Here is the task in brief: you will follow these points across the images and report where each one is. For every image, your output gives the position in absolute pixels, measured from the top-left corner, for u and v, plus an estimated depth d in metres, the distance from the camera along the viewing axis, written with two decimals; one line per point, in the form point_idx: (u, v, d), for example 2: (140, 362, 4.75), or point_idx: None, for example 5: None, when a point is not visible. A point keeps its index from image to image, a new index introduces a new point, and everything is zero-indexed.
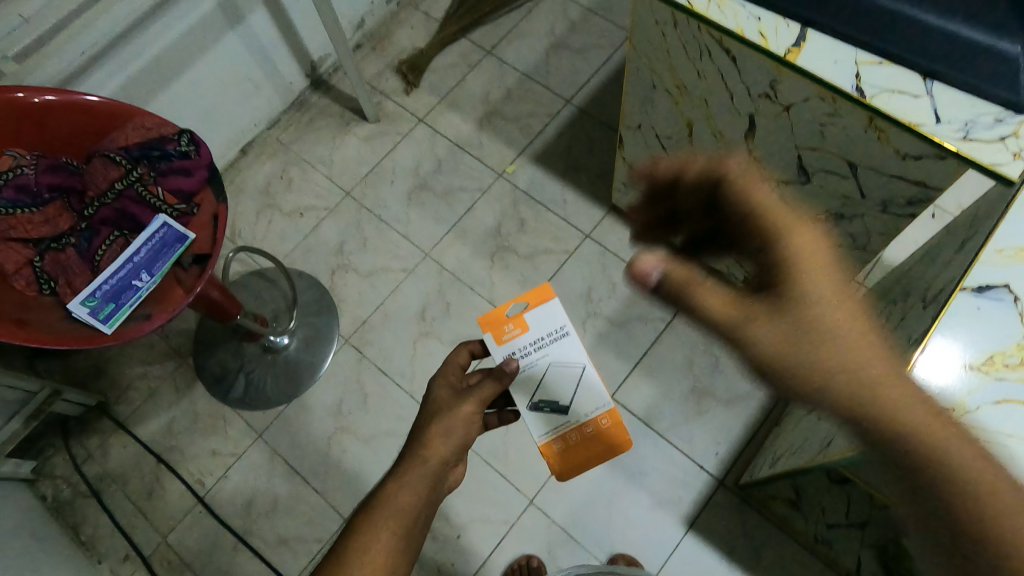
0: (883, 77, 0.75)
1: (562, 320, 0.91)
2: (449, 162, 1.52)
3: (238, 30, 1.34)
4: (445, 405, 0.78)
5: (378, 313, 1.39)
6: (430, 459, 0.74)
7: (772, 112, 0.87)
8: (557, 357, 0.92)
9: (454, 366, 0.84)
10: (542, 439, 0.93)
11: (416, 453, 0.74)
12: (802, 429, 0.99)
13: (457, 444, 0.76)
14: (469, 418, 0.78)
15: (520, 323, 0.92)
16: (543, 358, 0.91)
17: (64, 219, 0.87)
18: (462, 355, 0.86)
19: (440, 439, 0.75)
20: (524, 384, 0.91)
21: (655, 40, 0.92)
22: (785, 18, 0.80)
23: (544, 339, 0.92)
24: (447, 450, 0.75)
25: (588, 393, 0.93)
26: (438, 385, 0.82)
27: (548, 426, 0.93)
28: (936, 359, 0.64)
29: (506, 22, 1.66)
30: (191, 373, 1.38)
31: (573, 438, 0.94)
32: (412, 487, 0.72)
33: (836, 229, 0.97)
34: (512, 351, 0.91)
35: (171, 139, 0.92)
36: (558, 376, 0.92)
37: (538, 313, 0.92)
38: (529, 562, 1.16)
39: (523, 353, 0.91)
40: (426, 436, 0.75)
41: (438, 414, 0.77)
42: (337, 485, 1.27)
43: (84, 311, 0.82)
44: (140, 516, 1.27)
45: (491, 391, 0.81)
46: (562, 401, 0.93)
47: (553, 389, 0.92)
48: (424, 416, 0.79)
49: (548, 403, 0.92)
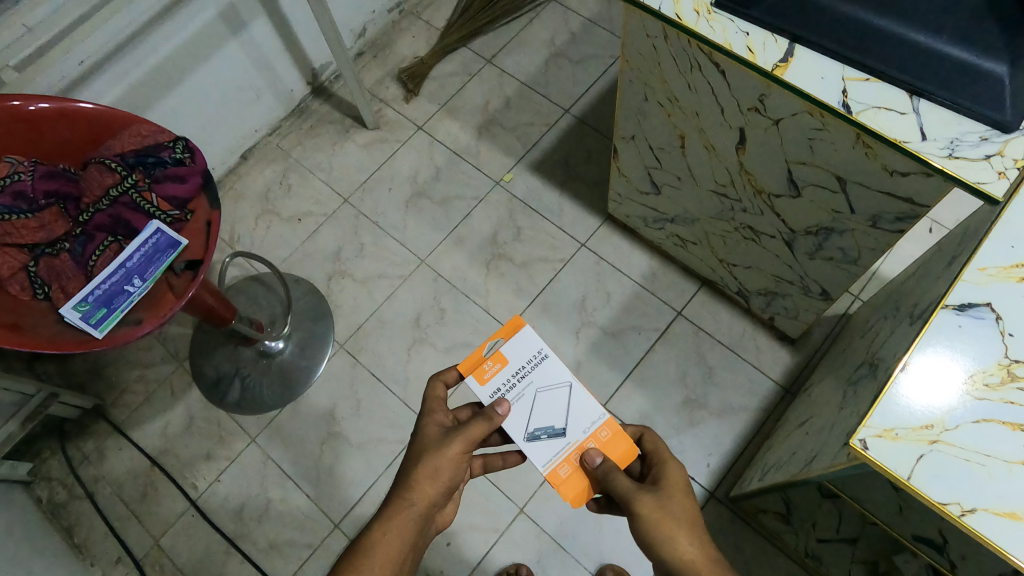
0: (870, 93, 0.75)
1: (538, 342, 0.86)
2: (447, 170, 1.53)
3: (240, 38, 1.35)
4: (433, 444, 0.75)
5: (373, 319, 1.40)
6: (417, 502, 0.72)
7: (761, 126, 0.87)
8: (541, 382, 0.85)
9: (437, 401, 0.81)
10: (547, 467, 0.82)
11: (402, 495, 0.72)
12: (791, 443, 0.99)
13: (445, 485, 0.74)
14: (457, 459, 0.75)
15: (498, 358, 0.87)
16: (527, 387, 0.85)
17: (60, 225, 0.87)
18: (439, 389, 0.82)
19: (427, 482, 0.73)
20: (514, 418, 0.84)
21: (647, 53, 0.92)
22: (774, 33, 0.79)
23: (524, 366, 0.86)
24: (434, 493, 0.73)
25: (580, 407, 0.84)
26: (426, 422, 0.79)
27: (548, 455, 0.82)
28: (914, 377, 0.63)
29: (506, 32, 1.68)
30: (187, 377, 1.39)
31: (577, 460, 0.83)
32: (398, 533, 0.70)
33: (826, 243, 0.97)
34: (496, 389, 0.85)
35: (166, 146, 0.94)
36: (547, 401, 0.85)
37: (512, 344, 0.87)
38: (517, 571, 1.16)
39: (506, 388, 0.85)
40: (412, 478, 0.73)
41: (425, 453, 0.75)
42: (329, 489, 1.28)
43: (75, 316, 0.83)
44: (134, 519, 1.28)
45: (481, 430, 0.77)
46: (558, 424, 0.84)
47: (546, 415, 0.84)
48: (412, 455, 0.76)
49: (543, 429, 0.84)
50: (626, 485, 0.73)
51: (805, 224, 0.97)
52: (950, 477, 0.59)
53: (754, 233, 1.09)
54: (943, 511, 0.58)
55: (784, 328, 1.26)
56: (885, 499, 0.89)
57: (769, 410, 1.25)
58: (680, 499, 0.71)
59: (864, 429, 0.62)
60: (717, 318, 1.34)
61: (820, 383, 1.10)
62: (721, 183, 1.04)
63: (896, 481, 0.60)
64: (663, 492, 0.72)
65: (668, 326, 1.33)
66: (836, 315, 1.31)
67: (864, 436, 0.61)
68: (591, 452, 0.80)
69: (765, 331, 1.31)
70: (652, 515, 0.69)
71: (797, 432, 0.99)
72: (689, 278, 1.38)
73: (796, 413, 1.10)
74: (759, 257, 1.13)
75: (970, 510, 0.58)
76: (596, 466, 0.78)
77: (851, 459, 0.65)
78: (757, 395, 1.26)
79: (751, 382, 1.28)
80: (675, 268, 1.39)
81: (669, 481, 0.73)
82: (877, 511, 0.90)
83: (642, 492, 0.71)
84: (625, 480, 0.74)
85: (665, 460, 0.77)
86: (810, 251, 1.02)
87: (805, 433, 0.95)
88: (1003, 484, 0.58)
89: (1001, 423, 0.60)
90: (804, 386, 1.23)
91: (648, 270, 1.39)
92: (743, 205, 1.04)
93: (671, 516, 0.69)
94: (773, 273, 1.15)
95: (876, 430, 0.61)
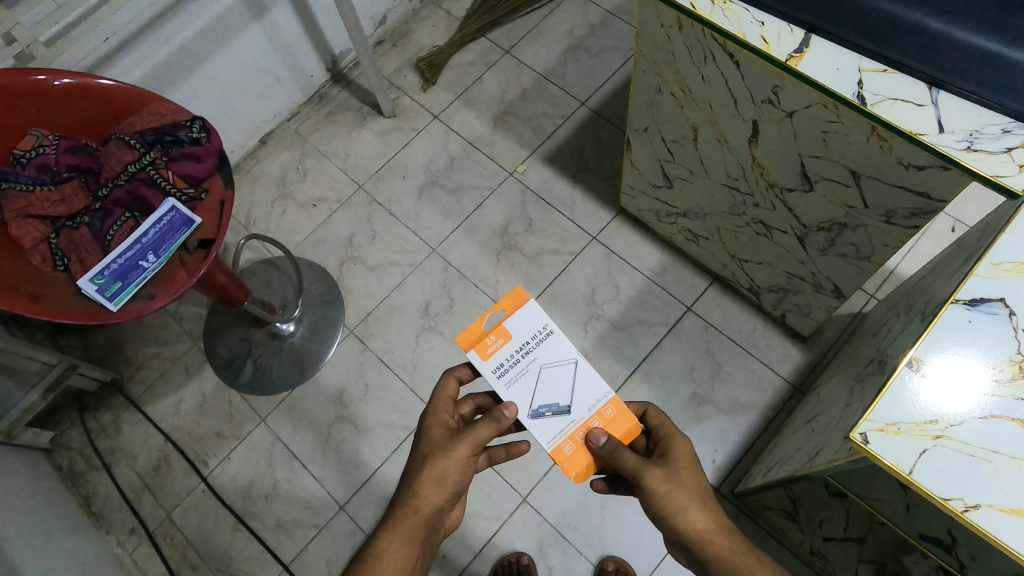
0: (887, 85, 0.74)
1: (543, 317, 0.83)
2: (461, 159, 1.53)
3: (263, 22, 1.37)
4: (438, 448, 0.75)
5: (383, 305, 1.41)
6: (422, 509, 0.72)
7: (775, 118, 0.86)
8: (545, 359, 0.83)
9: (444, 401, 0.82)
10: (552, 444, 0.79)
11: (407, 502, 0.72)
12: (796, 439, 0.99)
13: (451, 489, 0.73)
14: (463, 462, 0.74)
15: (501, 332, 0.84)
16: (532, 363, 0.83)
17: (80, 199, 0.90)
18: (450, 386, 0.84)
19: (432, 486, 0.72)
20: (518, 394, 0.81)
21: (661, 43, 0.92)
22: (789, 23, 0.79)
23: (528, 342, 0.84)
24: (441, 497, 0.73)
25: (585, 384, 0.82)
26: (431, 424, 0.79)
27: (551, 433, 0.80)
28: (919, 371, 0.62)
29: (525, 23, 1.67)
30: (201, 355, 1.41)
31: (581, 437, 0.80)
32: (404, 539, 0.70)
33: (839, 239, 0.96)
34: (500, 363, 0.83)
35: (184, 125, 0.96)
36: (551, 377, 0.82)
37: (516, 319, 0.85)
38: (518, 559, 1.16)
39: (511, 363, 0.82)
40: (417, 483, 0.72)
41: (430, 457, 0.74)
42: (335, 471, 1.29)
43: (92, 288, 0.85)
44: (147, 492, 1.30)
45: (487, 432, 0.76)
46: (563, 401, 0.81)
47: (551, 391, 0.82)
48: (416, 459, 0.76)
49: (547, 407, 0.81)
50: (633, 459, 0.73)
51: (817, 219, 0.96)
52: (954, 473, 0.58)
53: (766, 229, 1.08)
54: (947, 507, 0.57)
55: (796, 326, 1.24)
56: (891, 496, 0.93)
57: (778, 408, 1.24)
58: (689, 474, 0.71)
59: (865, 422, 0.61)
60: (727, 314, 1.33)
61: (829, 381, 1.09)
62: (732, 176, 1.03)
63: (900, 477, 0.59)
64: (672, 466, 0.72)
65: (677, 321, 1.33)
66: (849, 314, 1.30)
67: (864, 430, 0.60)
68: (596, 431, 0.78)
69: (776, 328, 1.30)
70: (661, 488, 0.69)
71: (804, 428, 0.98)
72: (701, 274, 1.37)
73: (804, 410, 1.09)
74: (771, 253, 1.12)
75: (974, 506, 0.57)
76: (602, 445, 0.76)
77: (854, 453, 0.64)
78: (766, 392, 1.25)
79: (760, 379, 1.26)
80: (686, 262, 1.38)
81: (677, 454, 0.73)
82: (882, 507, 0.93)
83: (651, 466, 0.71)
84: (632, 455, 0.73)
85: (671, 434, 0.77)
86: (822, 247, 1.01)
87: (811, 429, 0.94)
88: (1010, 480, 0.57)
89: (1010, 420, 0.59)
90: (814, 385, 1.21)
91: (659, 265, 1.38)
92: (755, 199, 1.03)
93: (680, 488, 0.69)
94: (785, 270, 1.13)
95: (878, 424, 0.60)
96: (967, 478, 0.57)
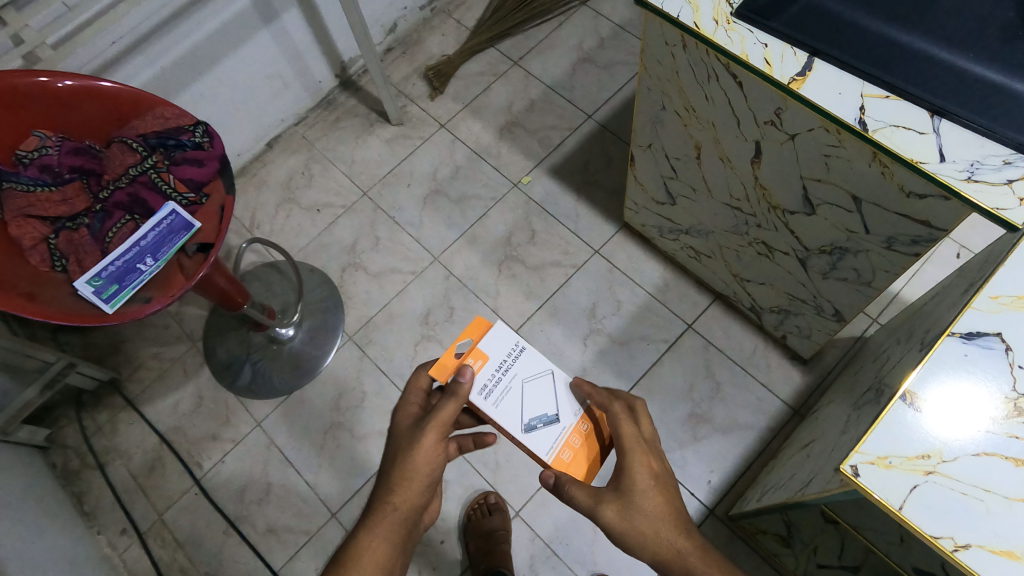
0: (889, 111, 0.73)
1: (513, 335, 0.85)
2: (466, 168, 1.52)
3: (272, 28, 1.38)
4: (407, 439, 0.77)
5: (384, 312, 1.40)
6: (401, 506, 0.75)
7: (777, 140, 0.86)
8: (526, 373, 0.85)
9: (415, 395, 0.84)
10: (551, 456, 0.79)
11: (386, 500, 0.75)
12: (791, 465, 0.97)
13: (427, 477, 0.76)
14: (433, 446, 0.76)
15: (478, 355, 0.85)
16: (513, 379, 0.84)
17: (82, 200, 0.92)
18: (423, 378, 0.85)
19: (408, 481, 0.75)
20: (506, 412, 0.82)
21: (666, 61, 0.91)
22: (793, 45, 0.77)
23: (506, 361, 0.85)
24: (417, 490, 0.76)
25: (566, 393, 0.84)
26: (399, 419, 0.82)
27: (546, 446, 0.80)
28: (912, 406, 0.60)
29: (535, 35, 1.68)
30: (200, 357, 1.42)
31: (575, 442, 0.81)
32: (385, 537, 0.72)
33: (840, 263, 0.95)
34: (484, 384, 0.83)
35: (187, 130, 0.97)
36: (533, 390, 0.84)
37: (488, 340, 0.86)
38: (485, 498, 1.21)
39: (493, 383, 0.83)
40: (393, 482, 0.75)
41: (402, 451, 0.77)
42: (329, 480, 1.29)
43: (88, 290, 0.86)
44: (140, 493, 1.31)
45: (452, 411, 0.78)
46: (551, 410, 0.82)
47: (538, 404, 0.83)
48: (388, 457, 0.78)
49: (539, 418, 0.82)
50: (584, 500, 0.72)
51: (819, 242, 0.95)
52: (943, 510, 0.56)
53: (768, 249, 1.07)
54: (936, 546, 0.56)
55: (797, 347, 1.23)
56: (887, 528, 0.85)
57: (777, 431, 1.22)
58: (649, 498, 0.71)
59: (856, 454, 0.60)
60: (728, 333, 1.31)
61: (828, 407, 1.08)
62: (736, 196, 1.02)
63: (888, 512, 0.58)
64: (628, 500, 0.71)
65: (677, 338, 1.31)
66: (851, 337, 1.28)
67: (854, 463, 0.59)
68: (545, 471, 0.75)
69: (777, 348, 1.29)
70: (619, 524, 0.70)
71: (799, 454, 0.97)
72: (703, 291, 1.35)
73: (801, 436, 1.08)
74: (772, 274, 1.11)
75: (964, 545, 0.55)
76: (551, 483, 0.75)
77: (843, 486, 0.63)
78: (764, 414, 1.24)
79: (759, 400, 1.25)
80: (689, 279, 1.37)
81: (633, 481, 0.72)
82: (876, 540, 0.86)
83: (604, 506, 0.71)
84: (582, 494, 0.72)
85: (630, 448, 0.73)
86: (824, 270, 1.00)
87: (806, 456, 0.93)
88: (1003, 521, 0.55)
89: (1002, 458, 0.58)
90: (814, 409, 1.20)
91: (660, 281, 1.37)
92: (758, 219, 1.03)
93: (638, 520, 0.70)
94: (786, 291, 1.12)
95: (869, 456, 0.59)
96: (956, 519, 0.56)
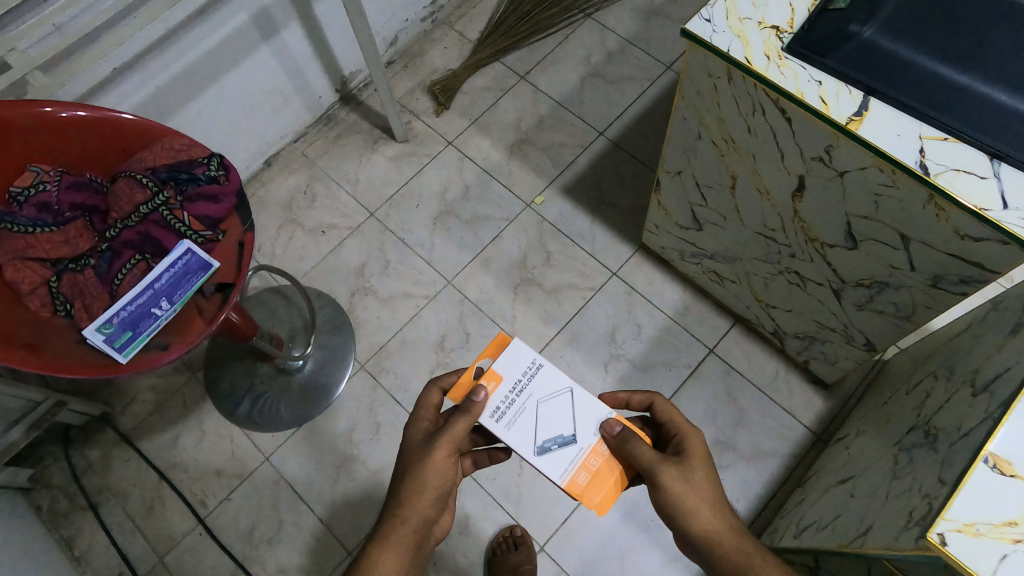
0: (949, 154, 0.71)
1: (531, 353, 0.79)
2: (477, 188, 1.48)
3: (272, 43, 1.32)
4: (416, 455, 0.75)
5: (396, 339, 1.36)
6: (411, 519, 0.73)
7: (824, 176, 0.83)
8: (540, 392, 0.79)
9: (427, 408, 0.81)
10: (565, 479, 0.75)
11: (394, 513, 0.73)
12: (830, 501, 0.96)
13: (436, 492, 0.74)
14: (442, 463, 0.74)
15: (491, 376, 0.79)
16: (528, 400, 0.78)
17: (85, 240, 0.86)
18: (434, 396, 0.82)
19: (416, 495, 0.73)
20: (519, 435, 0.76)
21: (706, 92, 0.88)
22: (848, 84, 0.75)
23: (521, 380, 0.79)
24: (427, 505, 0.74)
25: (586, 411, 0.78)
26: (410, 431, 0.79)
27: (559, 469, 0.75)
28: (997, 469, 0.59)
29: (541, 48, 1.64)
30: (200, 389, 1.35)
31: (593, 464, 0.76)
32: (395, 550, 0.72)
33: (878, 296, 0.94)
34: (496, 407, 0.78)
35: (201, 163, 0.91)
36: (550, 411, 0.78)
37: (503, 359, 0.80)
38: (511, 532, 1.17)
39: (506, 405, 0.78)
40: (402, 496, 0.73)
41: (410, 466, 0.75)
42: (344, 516, 1.24)
43: (99, 338, 0.80)
44: (138, 534, 1.24)
45: (464, 427, 0.75)
46: (567, 431, 0.77)
47: (553, 425, 0.77)
48: (397, 470, 0.76)
49: (553, 441, 0.76)
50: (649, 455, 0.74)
51: (857, 275, 0.94)
52: None
53: (800, 279, 1.05)
54: None
55: (820, 371, 1.22)
56: None
57: (801, 457, 1.21)
58: (700, 473, 0.74)
59: (941, 521, 0.58)
60: (750, 357, 1.30)
61: (859, 438, 1.07)
62: (770, 227, 1.00)
63: None
64: (685, 467, 0.74)
65: (698, 363, 1.30)
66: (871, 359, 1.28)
67: (941, 530, 0.57)
68: (607, 423, 0.77)
69: (799, 372, 1.28)
70: (677, 486, 0.72)
71: (838, 490, 0.96)
72: (722, 314, 1.34)
73: (832, 467, 1.07)
74: (801, 301, 1.10)
75: None
76: (616, 434, 0.75)
77: (920, 551, 0.61)
78: (788, 440, 1.23)
79: (783, 426, 1.24)
80: (708, 302, 1.35)
81: (691, 453, 0.76)
82: None
83: (667, 465, 0.73)
84: (648, 450, 0.74)
85: (683, 428, 0.78)
86: (859, 302, 0.98)
87: (849, 494, 0.92)
88: None
89: None
90: (838, 435, 1.19)
91: (680, 304, 1.35)
92: (792, 250, 1.01)
93: (694, 489, 0.73)
94: (814, 319, 1.11)
95: (955, 524, 0.57)
96: None
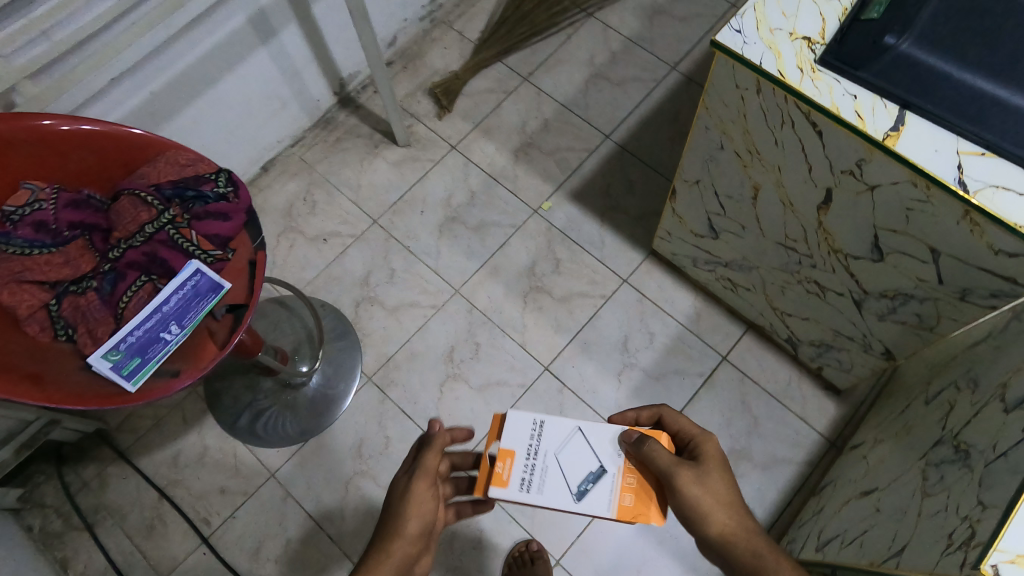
0: (989, 170, 0.70)
1: (527, 416, 0.79)
2: (483, 194, 1.45)
3: (270, 46, 1.27)
4: (397, 491, 0.74)
5: (404, 350, 1.33)
6: (395, 553, 0.69)
7: (853, 190, 0.82)
8: (553, 447, 0.77)
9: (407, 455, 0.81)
10: (613, 510, 0.73)
11: (377, 551, 0.70)
12: (853, 513, 0.96)
13: (419, 522, 0.72)
14: (422, 493, 0.73)
15: (504, 454, 0.78)
16: (546, 460, 0.77)
17: (86, 260, 0.81)
18: None
19: (399, 527, 0.71)
20: (554, 495, 0.75)
21: (732, 103, 0.86)
22: (883, 97, 0.74)
23: (532, 446, 0.78)
24: (411, 538, 0.71)
25: (600, 439, 0.77)
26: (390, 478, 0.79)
27: (604, 504, 0.73)
28: None
29: (543, 49, 1.61)
30: (201, 404, 1.31)
31: (631, 483, 0.74)
32: None
33: (901, 308, 0.93)
34: (522, 479, 0.76)
35: (208, 179, 0.87)
36: (569, 459, 0.76)
37: (507, 433, 0.79)
38: (527, 547, 1.16)
39: (530, 472, 0.76)
40: (386, 532, 0.71)
41: (392, 503, 0.73)
42: (354, 533, 1.21)
43: (106, 365, 0.75)
44: (139, 555, 1.21)
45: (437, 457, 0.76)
46: (592, 465, 0.75)
47: (577, 467, 0.76)
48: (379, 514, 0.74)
49: (585, 481, 0.75)
50: (666, 457, 0.71)
51: (881, 287, 0.93)
52: None
53: (819, 289, 1.04)
54: None
55: (833, 378, 1.22)
56: None
57: (815, 464, 1.21)
58: (717, 477, 0.72)
59: (994, 552, 0.60)
60: (762, 364, 1.29)
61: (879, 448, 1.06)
62: (791, 237, 0.99)
63: None
64: (702, 469, 0.71)
65: (711, 371, 1.28)
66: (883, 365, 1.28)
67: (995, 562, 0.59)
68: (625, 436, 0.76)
69: (812, 379, 1.27)
70: (694, 489, 0.70)
71: (861, 503, 0.96)
72: (734, 320, 1.33)
73: (850, 477, 1.07)
74: (819, 310, 1.09)
75: None
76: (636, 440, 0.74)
77: None
78: (802, 447, 1.22)
79: (796, 433, 1.23)
80: (720, 308, 1.34)
81: (706, 456, 0.73)
82: None
83: (683, 467, 0.71)
84: (664, 453, 0.71)
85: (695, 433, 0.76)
86: (881, 313, 0.97)
87: (874, 509, 0.91)
88: None
89: None
90: (852, 442, 1.19)
91: (691, 311, 1.34)
92: (813, 261, 0.99)
93: (710, 490, 0.70)
94: (831, 328, 1.10)
95: (1008, 555, 0.59)
96: None
